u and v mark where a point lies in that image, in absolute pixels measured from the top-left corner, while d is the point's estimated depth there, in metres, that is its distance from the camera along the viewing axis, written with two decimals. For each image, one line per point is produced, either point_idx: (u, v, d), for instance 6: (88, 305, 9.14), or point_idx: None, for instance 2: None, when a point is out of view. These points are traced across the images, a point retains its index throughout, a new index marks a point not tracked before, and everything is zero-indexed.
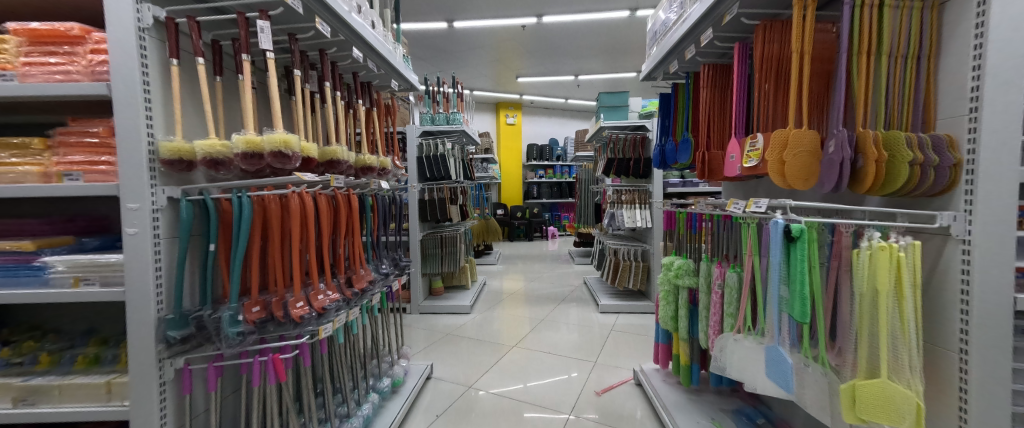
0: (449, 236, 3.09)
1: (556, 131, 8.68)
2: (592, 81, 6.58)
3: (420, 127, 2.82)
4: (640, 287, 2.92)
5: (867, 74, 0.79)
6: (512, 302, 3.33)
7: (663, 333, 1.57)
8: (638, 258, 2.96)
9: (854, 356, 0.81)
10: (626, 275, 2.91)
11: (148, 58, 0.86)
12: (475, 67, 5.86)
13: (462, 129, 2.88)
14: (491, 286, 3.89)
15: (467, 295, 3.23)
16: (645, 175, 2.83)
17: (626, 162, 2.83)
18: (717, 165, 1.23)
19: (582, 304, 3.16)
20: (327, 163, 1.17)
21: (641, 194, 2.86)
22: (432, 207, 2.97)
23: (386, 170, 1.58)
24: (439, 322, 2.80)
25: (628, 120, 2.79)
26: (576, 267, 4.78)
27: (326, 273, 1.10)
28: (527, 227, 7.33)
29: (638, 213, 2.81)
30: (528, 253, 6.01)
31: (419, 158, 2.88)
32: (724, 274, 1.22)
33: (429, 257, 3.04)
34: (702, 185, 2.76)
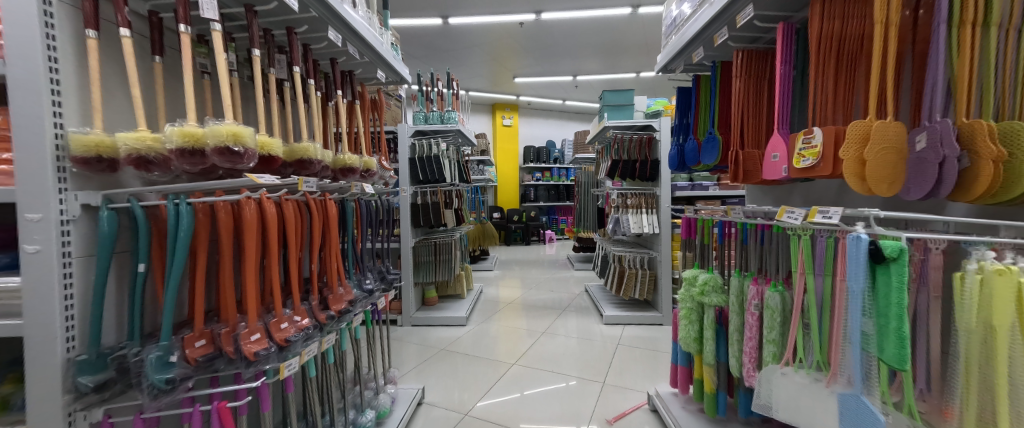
0: (444, 243, 2.89)
1: (554, 133, 8.53)
2: (591, 82, 6.44)
3: (413, 126, 2.63)
4: (647, 297, 2.75)
5: (971, 51, 0.62)
6: (511, 312, 3.14)
7: (683, 355, 1.40)
8: (644, 267, 2.79)
9: (960, 409, 0.63)
10: (632, 285, 2.74)
11: (55, 28, 0.67)
12: (472, 66, 5.69)
13: (457, 128, 2.69)
14: (488, 295, 3.71)
15: (463, 304, 3.04)
16: (652, 178, 2.67)
17: (631, 163, 2.70)
18: (754, 166, 1.06)
19: (584, 314, 2.98)
20: (296, 163, 0.98)
21: (648, 198, 2.70)
22: (425, 211, 2.78)
23: (370, 172, 1.35)
24: (433, 336, 2.61)
25: (633, 120, 2.63)
26: (577, 273, 4.61)
27: (294, 296, 0.92)
28: (525, 231, 7.15)
29: (645, 219, 2.64)
30: (526, 258, 5.83)
31: (412, 160, 2.71)
32: (762, 293, 1.05)
33: (423, 266, 2.84)
34: (713, 188, 2.60)
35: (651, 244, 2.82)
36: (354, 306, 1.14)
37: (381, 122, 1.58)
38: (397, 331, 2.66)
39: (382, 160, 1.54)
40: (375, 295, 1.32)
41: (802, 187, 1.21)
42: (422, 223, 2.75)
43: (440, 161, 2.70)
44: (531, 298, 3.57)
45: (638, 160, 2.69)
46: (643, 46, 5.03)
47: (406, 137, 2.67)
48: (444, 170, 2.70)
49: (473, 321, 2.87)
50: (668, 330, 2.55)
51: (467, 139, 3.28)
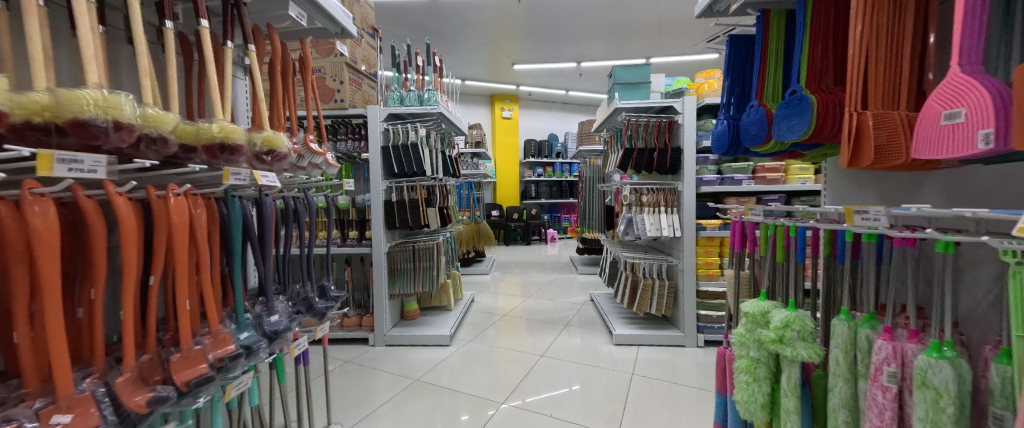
0: (424, 249, 2.42)
1: (556, 126, 8.09)
2: (596, 69, 5.98)
3: (384, 109, 2.21)
4: (665, 313, 2.31)
5: None
6: (505, 325, 2.72)
7: (738, 421, 0.96)
8: (662, 276, 2.35)
9: None
10: (648, 298, 2.30)
11: None
12: (466, 49, 5.25)
13: (439, 111, 2.25)
14: (482, 303, 3.28)
15: (450, 318, 2.62)
16: (672, 171, 2.23)
17: (647, 153, 2.23)
18: (896, 136, 0.61)
19: (590, 329, 2.55)
20: (71, 130, 0.51)
21: (668, 195, 2.25)
22: (402, 210, 2.34)
23: (279, 155, 0.89)
24: (411, 358, 2.19)
25: (651, 101, 2.19)
26: (581, 277, 4.17)
27: (55, 381, 0.48)
28: (525, 230, 6.71)
29: (664, 219, 2.20)
30: (526, 259, 5.40)
31: (386, 150, 2.28)
32: (907, 354, 0.62)
33: (399, 276, 2.39)
34: (746, 183, 2.15)
35: (671, 250, 2.37)
36: (225, 369, 0.71)
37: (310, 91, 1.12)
38: (368, 353, 2.24)
39: (310, 140, 1.08)
40: (284, 338, 0.90)
41: (943, 175, 0.76)
42: (398, 224, 2.31)
43: (419, 152, 2.27)
44: (530, 308, 3.13)
45: (655, 149, 2.25)
46: (653, 27, 4.58)
47: (378, 121, 2.23)
48: (424, 162, 2.28)
49: (459, 339, 2.45)
50: (692, 355, 2.11)
51: (454, 127, 2.84)
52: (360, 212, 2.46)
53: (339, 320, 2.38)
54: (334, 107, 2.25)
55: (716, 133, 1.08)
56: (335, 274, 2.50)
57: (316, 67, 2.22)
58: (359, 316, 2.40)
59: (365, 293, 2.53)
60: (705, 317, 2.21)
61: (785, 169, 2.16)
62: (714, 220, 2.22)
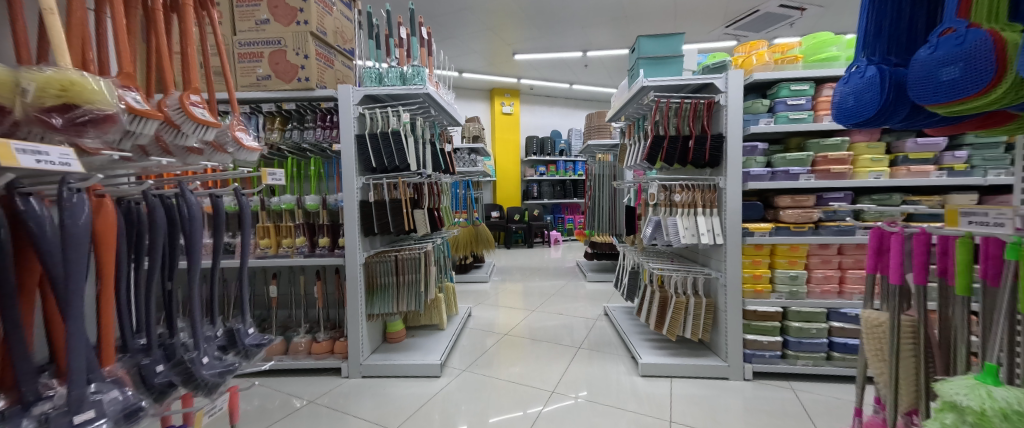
0: (409, 260, 2.00)
1: (560, 122, 7.68)
2: (602, 59, 5.57)
3: (360, 90, 1.82)
4: (703, 338, 1.89)
5: None
6: (508, 348, 2.31)
7: None
8: (698, 292, 1.94)
9: None
10: (682, 319, 1.88)
11: None
12: (463, 37, 4.84)
13: (427, 91, 1.83)
14: (480, 317, 2.88)
15: (441, 340, 2.23)
16: (712, 164, 1.82)
17: (682, 142, 1.82)
18: None
19: (610, 354, 2.14)
20: None
21: (707, 192, 1.83)
22: (382, 212, 1.93)
23: (84, 114, 0.47)
24: (393, 394, 1.78)
25: (687, 77, 1.78)
26: (590, 286, 3.75)
27: None
28: (527, 232, 6.32)
29: (702, 222, 1.80)
30: (528, 264, 5.00)
31: (362, 139, 1.88)
32: None
33: (379, 292, 1.97)
34: (804, 178, 1.76)
35: (709, 260, 1.96)
36: None
37: (188, 34, 0.70)
38: (340, 388, 1.82)
39: (194, 102, 0.66)
40: None
41: None
42: (377, 230, 1.90)
43: (402, 142, 1.87)
44: (535, 325, 2.70)
45: (690, 136, 1.83)
46: (669, 10, 4.18)
47: (351, 104, 1.83)
48: (408, 155, 1.88)
49: (452, 367, 2.03)
50: (741, 392, 1.70)
51: (447, 116, 2.44)
52: (333, 216, 2.04)
53: (306, 346, 1.95)
54: (298, 87, 1.84)
55: (856, 95, 0.67)
56: (303, 289, 2.08)
57: (275, 37, 1.80)
58: (331, 341, 1.97)
59: (340, 311, 2.12)
60: (753, 343, 1.79)
61: (852, 159, 1.76)
62: (765, 224, 1.79)
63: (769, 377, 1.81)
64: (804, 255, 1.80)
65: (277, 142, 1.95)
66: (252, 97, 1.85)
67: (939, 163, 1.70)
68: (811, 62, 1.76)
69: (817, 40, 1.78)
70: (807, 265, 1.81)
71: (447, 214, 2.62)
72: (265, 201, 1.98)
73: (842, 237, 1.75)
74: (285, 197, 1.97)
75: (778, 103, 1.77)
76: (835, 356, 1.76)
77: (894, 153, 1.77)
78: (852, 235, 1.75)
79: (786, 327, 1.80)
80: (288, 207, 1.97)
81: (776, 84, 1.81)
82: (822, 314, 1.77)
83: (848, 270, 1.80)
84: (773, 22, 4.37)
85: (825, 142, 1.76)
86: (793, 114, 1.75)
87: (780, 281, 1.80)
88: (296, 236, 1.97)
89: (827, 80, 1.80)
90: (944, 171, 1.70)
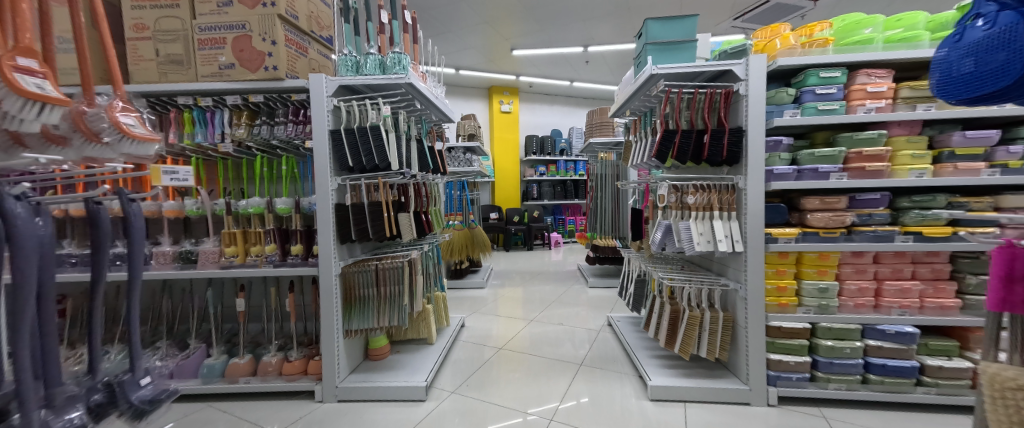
0: (391, 270, 1.80)
1: (560, 121, 7.48)
2: (604, 54, 5.37)
3: (335, 80, 1.63)
4: (720, 357, 1.69)
5: None
6: (503, 365, 2.11)
7: None
8: (713, 306, 1.73)
9: None
10: (696, 337, 1.67)
11: None
12: (459, 32, 4.63)
13: (408, 81, 1.64)
14: (474, 328, 2.68)
15: (429, 357, 2.03)
16: (730, 162, 1.61)
17: (696, 137, 1.62)
18: None
19: (615, 372, 1.94)
20: None
21: (725, 194, 1.62)
22: (361, 216, 1.74)
23: None
24: (372, 422, 1.57)
25: (702, 64, 1.57)
26: (592, 292, 3.55)
27: None
28: (526, 233, 6.07)
29: (719, 227, 1.59)
30: (527, 268, 4.79)
31: (337, 135, 1.68)
32: None
33: (358, 306, 1.77)
34: (835, 178, 1.55)
35: (725, 269, 1.76)
36: None
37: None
38: (313, 414, 1.61)
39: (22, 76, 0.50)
40: None
41: None
42: (355, 237, 1.71)
43: (382, 139, 1.68)
44: (533, 337, 2.49)
45: (705, 130, 1.62)
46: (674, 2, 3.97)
47: (324, 95, 1.63)
48: (389, 153, 1.69)
49: (440, 389, 1.83)
50: (767, 420, 1.49)
51: (436, 111, 2.24)
52: (307, 220, 1.84)
53: (277, 366, 1.75)
54: (265, 77, 1.64)
55: (976, 59, 0.78)
56: (274, 302, 1.87)
57: (238, 22, 1.59)
58: (304, 360, 1.76)
59: (316, 326, 1.92)
60: (778, 364, 1.59)
61: (890, 155, 1.55)
62: (790, 230, 1.60)
63: (795, 402, 1.60)
64: (834, 265, 1.60)
65: (244, 139, 1.75)
66: (213, 88, 1.65)
67: (990, 160, 1.51)
68: (843, 46, 1.56)
69: (847, 22, 1.60)
70: (837, 276, 1.61)
71: (437, 217, 2.42)
72: (231, 204, 1.78)
73: (878, 243, 1.55)
74: (253, 200, 1.77)
75: (805, 93, 1.56)
76: (872, 379, 1.55)
77: (938, 148, 1.56)
78: (890, 242, 1.54)
79: (815, 346, 1.60)
80: (257, 211, 1.77)
81: (802, 71, 1.60)
82: (856, 330, 1.56)
83: (885, 281, 1.59)
84: (783, 14, 4.17)
85: (858, 135, 1.57)
86: (822, 105, 1.54)
87: (808, 294, 1.60)
88: (266, 243, 1.78)
89: (860, 66, 1.59)
90: (997, 168, 1.50)
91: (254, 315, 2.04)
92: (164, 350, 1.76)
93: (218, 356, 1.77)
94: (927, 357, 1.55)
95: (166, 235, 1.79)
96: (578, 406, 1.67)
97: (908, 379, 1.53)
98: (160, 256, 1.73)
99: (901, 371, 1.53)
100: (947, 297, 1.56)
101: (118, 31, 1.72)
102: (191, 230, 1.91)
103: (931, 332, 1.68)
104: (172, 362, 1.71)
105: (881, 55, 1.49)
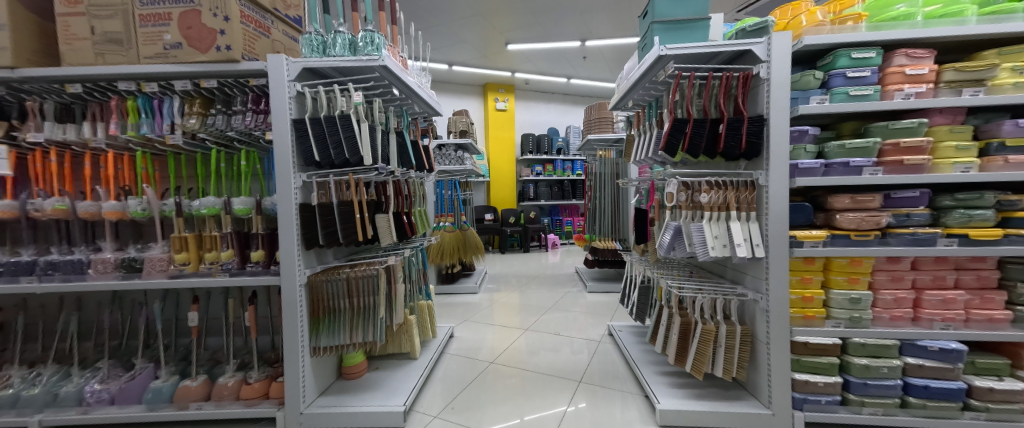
0: (365, 279, 1.59)
1: (557, 120, 7.29)
2: (602, 49, 5.18)
3: (299, 62, 1.43)
4: (737, 377, 1.49)
5: None
6: (494, 381, 1.91)
7: None
8: (729, 318, 1.54)
9: None
10: (711, 354, 1.47)
11: None
12: (450, 24, 4.42)
13: (383, 63, 1.43)
14: (464, 338, 2.47)
15: (411, 375, 1.82)
16: (748, 155, 1.42)
17: (710, 126, 1.42)
18: None
19: (617, 392, 1.74)
20: None
21: (744, 191, 1.42)
22: (330, 217, 1.53)
23: None
24: None
25: (717, 43, 1.37)
26: (591, 297, 3.34)
27: None
28: (522, 235, 5.86)
29: (736, 229, 1.40)
30: (524, 271, 4.59)
31: (301, 125, 1.46)
32: None
33: (327, 321, 1.56)
34: (869, 173, 1.36)
35: (743, 277, 1.56)
36: None
37: None
38: None
39: None
40: None
41: None
42: (322, 242, 1.50)
43: (353, 129, 1.48)
44: (527, 349, 2.29)
45: (720, 119, 1.43)
46: None
47: (285, 79, 1.42)
48: (361, 146, 1.48)
49: (421, 413, 1.63)
50: None
51: (420, 102, 2.03)
52: (271, 223, 1.63)
53: (234, 389, 1.53)
54: (217, 58, 1.43)
55: None
56: (233, 316, 1.65)
57: None
58: (266, 382, 1.55)
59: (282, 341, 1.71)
60: (805, 386, 1.39)
61: (931, 147, 1.36)
62: (817, 232, 1.40)
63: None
64: (867, 272, 1.41)
65: (196, 130, 1.54)
66: (158, 71, 1.44)
67: None
68: (877, 22, 1.36)
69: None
70: (871, 285, 1.42)
71: (423, 219, 2.21)
72: (182, 205, 1.57)
73: (918, 247, 1.36)
74: (207, 199, 1.56)
75: (834, 76, 1.37)
76: (912, 403, 1.35)
77: (985, 139, 1.38)
78: (931, 246, 1.35)
79: (846, 364, 1.40)
80: (211, 212, 1.56)
81: (829, 52, 1.41)
82: (893, 347, 1.37)
83: (925, 291, 1.40)
84: None
85: (893, 125, 1.37)
86: (853, 89, 1.35)
87: (837, 305, 1.40)
88: (222, 248, 1.57)
89: (895, 46, 1.40)
90: None
91: (215, 329, 1.82)
92: (107, 372, 1.55)
93: (167, 378, 1.55)
94: (974, 377, 1.36)
95: (108, 240, 1.57)
96: (578, 419, 1.55)
97: (954, 403, 1.33)
98: (100, 264, 1.51)
99: (946, 394, 1.33)
100: (996, 309, 1.38)
101: (50, 7, 1.51)
102: (140, 234, 1.69)
103: (974, 347, 1.49)
104: (114, 385, 1.49)
105: (922, 32, 1.31)
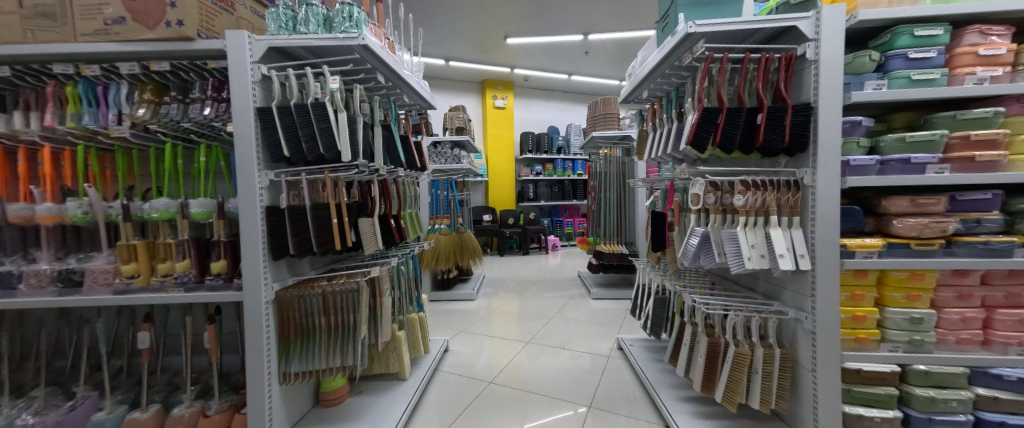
0: (344, 294, 1.37)
1: (558, 118, 7.08)
2: (604, 44, 4.97)
3: (265, 40, 1.21)
4: (776, 409, 1.28)
5: None
6: (492, 406, 1.69)
7: None
8: (765, 339, 1.33)
9: None
10: (746, 382, 1.27)
11: None
12: (447, 16, 4.19)
13: (363, 42, 1.22)
14: (460, 353, 2.26)
15: (399, 400, 1.60)
16: (791, 151, 1.21)
17: (747, 116, 1.22)
18: None
19: (633, 419, 1.54)
20: None
21: (787, 193, 1.21)
22: (302, 222, 1.31)
23: None
24: None
25: (757, 18, 1.17)
26: (595, 305, 3.13)
27: None
28: (522, 237, 5.65)
29: (777, 235, 1.20)
30: (524, 275, 4.38)
31: (266, 113, 1.25)
32: None
33: (299, 343, 1.34)
34: (934, 172, 1.16)
35: (780, 292, 1.35)
36: None
37: None
38: None
39: None
40: None
41: None
42: (293, 251, 1.28)
43: (329, 120, 1.27)
44: (529, 365, 2.08)
45: (758, 108, 1.22)
46: None
47: (247, 60, 1.21)
48: (338, 139, 1.27)
49: None
50: None
51: (411, 92, 1.82)
52: (236, 228, 1.42)
53: (190, 422, 1.32)
54: (166, 35, 1.22)
55: None
56: (192, 335, 1.44)
57: None
58: (229, 413, 1.34)
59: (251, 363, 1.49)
60: (859, 421, 1.19)
61: (1007, 141, 1.16)
62: (871, 240, 1.20)
63: None
64: (930, 288, 1.21)
65: (146, 121, 1.32)
66: (98, 50, 1.22)
67: None
68: None
69: None
70: (933, 302, 1.22)
71: (414, 222, 2.00)
72: (130, 208, 1.35)
73: (992, 259, 1.16)
74: (158, 202, 1.34)
75: (893, 57, 1.17)
76: None
77: None
78: (1008, 257, 1.15)
79: (906, 395, 1.20)
80: (163, 216, 1.34)
81: (886, 30, 1.21)
82: (962, 376, 1.17)
83: (996, 310, 1.20)
84: None
85: (962, 115, 1.17)
86: (915, 73, 1.15)
87: (895, 326, 1.20)
88: (178, 259, 1.36)
89: (963, 23, 1.20)
90: None
91: (174, 348, 1.60)
92: (43, 402, 1.33)
93: (112, 410, 1.33)
94: None
95: (43, 249, 1.35)
96: None
97: None
98: (32, 277, 1.30)
99: None
100: None
101: None
102: (85, 241, 1.47)
103: None
104: (49, 419, 1.25)
105: (1001, 4, 1.10)
